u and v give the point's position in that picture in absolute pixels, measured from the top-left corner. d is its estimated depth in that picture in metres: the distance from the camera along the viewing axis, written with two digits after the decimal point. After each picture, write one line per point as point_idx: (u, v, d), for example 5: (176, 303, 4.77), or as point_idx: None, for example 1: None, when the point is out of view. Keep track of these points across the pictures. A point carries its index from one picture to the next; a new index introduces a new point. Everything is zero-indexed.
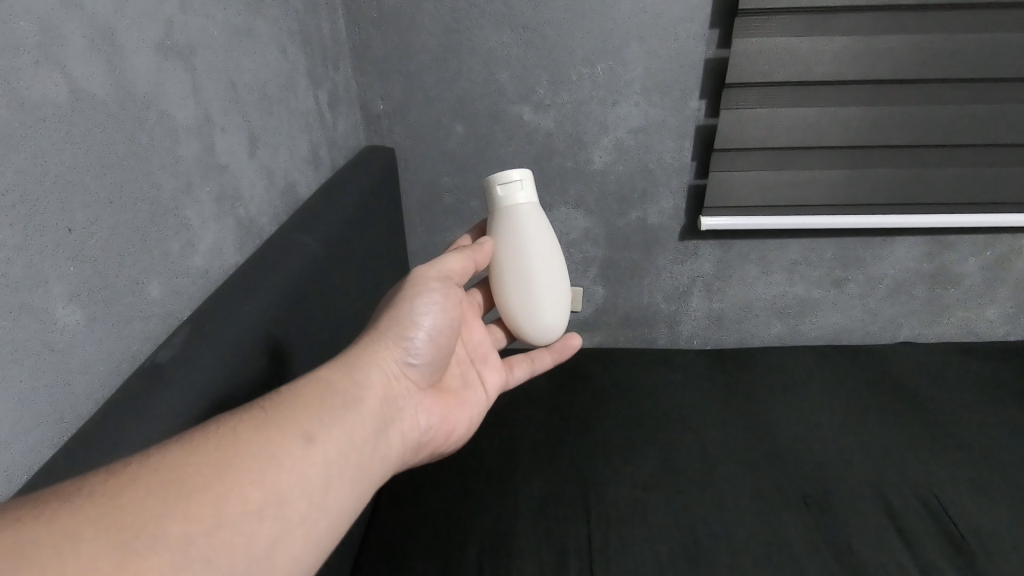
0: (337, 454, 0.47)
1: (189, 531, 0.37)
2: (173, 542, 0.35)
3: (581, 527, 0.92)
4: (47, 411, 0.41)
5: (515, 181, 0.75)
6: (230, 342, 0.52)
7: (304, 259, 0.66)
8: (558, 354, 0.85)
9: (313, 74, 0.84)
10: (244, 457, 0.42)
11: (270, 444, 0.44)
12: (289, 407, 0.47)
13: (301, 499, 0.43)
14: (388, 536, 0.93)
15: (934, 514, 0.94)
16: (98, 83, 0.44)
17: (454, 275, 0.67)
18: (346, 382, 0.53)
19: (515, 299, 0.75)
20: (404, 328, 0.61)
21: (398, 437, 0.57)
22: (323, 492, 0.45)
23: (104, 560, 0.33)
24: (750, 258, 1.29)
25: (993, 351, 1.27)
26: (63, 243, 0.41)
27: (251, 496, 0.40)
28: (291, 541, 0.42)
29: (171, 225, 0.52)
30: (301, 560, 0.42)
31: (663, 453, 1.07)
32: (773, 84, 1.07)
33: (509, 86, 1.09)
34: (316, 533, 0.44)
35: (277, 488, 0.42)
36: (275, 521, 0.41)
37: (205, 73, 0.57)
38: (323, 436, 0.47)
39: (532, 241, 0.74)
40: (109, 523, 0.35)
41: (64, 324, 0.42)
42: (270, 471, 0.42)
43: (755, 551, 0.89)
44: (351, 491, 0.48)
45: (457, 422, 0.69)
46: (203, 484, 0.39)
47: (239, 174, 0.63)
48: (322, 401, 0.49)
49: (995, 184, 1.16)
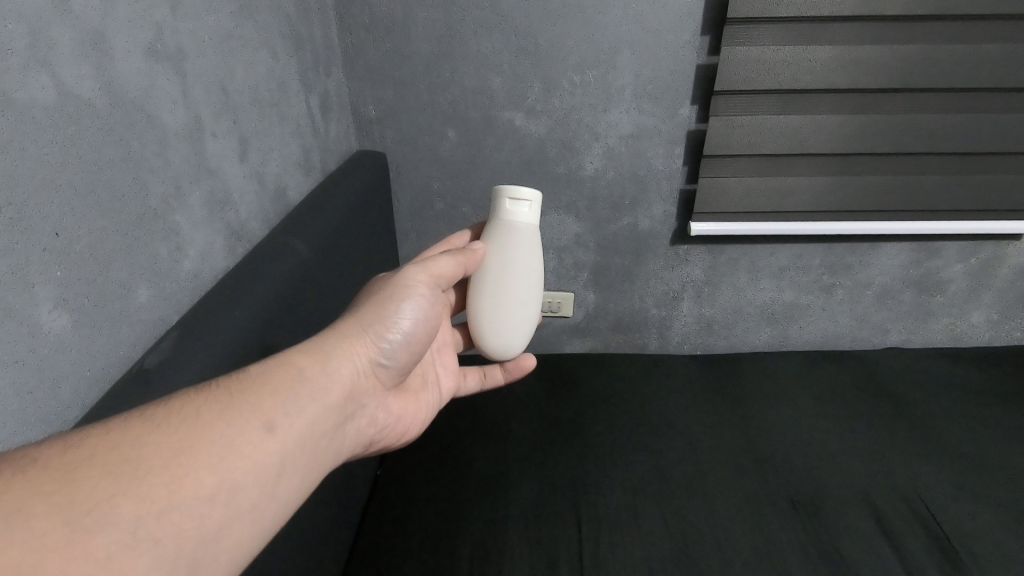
0: (295, 445, 0.49)
1: (141, 510, 0.38)
2: (124, 521, 0.36)
3: (572, 529, 0.86)
4: (39, 412, 0.43)
5: (524, 200, 0.74)
6: (217, 346, 0.55)
7: (295, 262, 0.71)
8: (509, 373, 0.89)
9: (303, 80, 0.90)
10: (205, 441, 0.43)
11: (231, 431, 0.45)
12: (259, 394, 0.48)
13: (253, 487, 0.44)
14: (373, 544, 0.86)
15: (921, 516, 0.88)
16: (90, 86, 0.47)
17: (443, 280, 0.70)
18: (319, 374, 0.54)
19: (488, 314, 0.75)
20: (386, 327, 0.62)
21: (353, 429, 0.59)
22: (274, 482, 0.47)
23: (53, 534, 0.34)
24: (740, 265, 1.27)
25: (978, 356, 1.28)
26: (49, 246, 0.44)
27: (205, 481, 0.41)
28: (236, 528, 0.43)
29: (160, 229, 0.56)
30: (242, 544, 0.44)
31: (653, 457, 1.01)
32: (760, 92, 1.03)
33: (501, 92, 1.09)
34: (261, 521, 0.46)
35: (230, 476, 0.43)
36: (225, 507, 0.42)
37: (193, 81, 0.62)
38: (286, 428, 0.48)
39: (520, 261, 0.74)
40: (58, 500, 0.35)
41: (49, 328, 0.44)
42: (228, 457, 0.44)
43: (740, 553, 0.83)
44: (299, 482, 0.49)
45: (410, 419, 0.72)
46: (161, 464, 0.40)
47: (227, 175, 0.69)
48: (292, 392, 0.50)
49: (991, 193, 1.14)
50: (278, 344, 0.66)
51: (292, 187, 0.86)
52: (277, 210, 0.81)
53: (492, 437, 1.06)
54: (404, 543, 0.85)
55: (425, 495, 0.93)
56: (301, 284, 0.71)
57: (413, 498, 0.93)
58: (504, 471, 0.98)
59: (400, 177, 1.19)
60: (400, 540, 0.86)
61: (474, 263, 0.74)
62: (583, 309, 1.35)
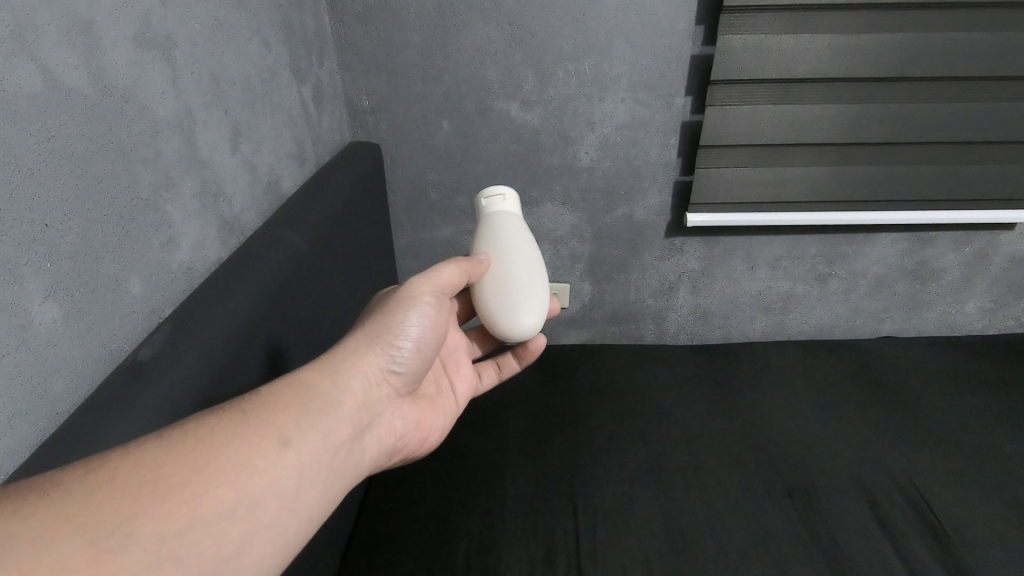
0: (311, 458, 0.49)
1: (163, 529, 0.38)
2: (144, 541, 0.37)
3: (569, 522, 0.86)
4: (18, 417, 0.42)
5: (498, 196, 0.82)
6: (208, 349, 0.54)
7: (290, 254, 0.70)
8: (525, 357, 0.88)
9: (295, 70, 0.89)
10: (222, 458, 0.43)
11: (247, 446, 0.45)
12: (270, 410, 0.49)
13: (271, 502, 0.44)
14: (371, 538, 0.86)
15: (917, 507, 0.88)
16: (78, 76, 0.47)
17: (449, 289, 0.69)
18: (331, 387, 0.55)
19: (490, 291, 0.72)
20: (393, 336, 0.63)
21: (371, 441, 0.59)
22: (295, 495, 0.46)
23: (78, 556, 0.34)
24: (735, 255, 1.27)
25: (971, 344, 1.29)
26: (39, 238, 0.43)
27: (224, 498, 0.42)
28: (258, 543, 0.43)
29: (151, 220, 0.56)
30: (266, 560, 0.43)
31: (649, 446, 1.01)
32: (757, 81, 1.03)
33: (496, 81, 1.08)
34: (284, 535, 0.45)
35: (248, 491, 0.43)
36: (246, 522, 0.42)
37: (184, 70, 0.61)
38: (301, 441, 0.48)
39: (514, 237, 0.77)
40: (81, 522, 0.36)
41: (39, 322, 0.43)
42: (246, 475, 0.44)
43: (737, 541, 0.84)
44: (321, 495, 0.49)
45: (430, 428, 0.72)
46: (179, 484, 0.40)
47: (218, 167, 0.68)
48: (302, 405, 0.51)
49: (987, 182, 1.14)
50: (268, 347, 0.64)
51: (286, 178, 0.85)
52: (271, 202, 0.81)
53: (490, 427, 1.06)
54: (401, 535, 0.86)
55: (421, 486, 0.94)
56: (294, 278, 0.71)
57: (410, 490, 0.93)
58: (501, 461, 0.98)
59: (395, 168, 1.18)
60: (399, 532, 0.86)
61: (477, 272, 0.73)
62: (579, 300, 1.34)
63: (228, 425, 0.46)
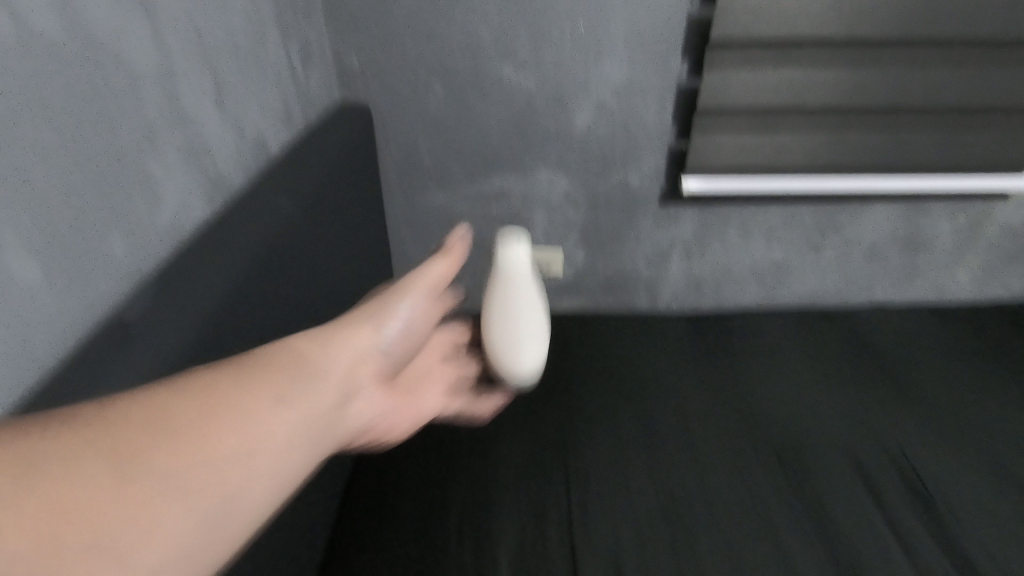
0: (303, 416, 0.48)
1: (173, 464, 0.37)
2: (155, 471, 0.35)
3: (562, 485, 0.87)
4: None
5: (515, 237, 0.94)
6: (197, 311, 0.52)
7: (280, 217, 0.68)
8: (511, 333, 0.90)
9: (281, 25, 0.86)
10: (222, 405, 0.42)
11: (245, 397, 0.44)
12: (267, 368, 0.48)
13: (268, 451, 0.43)
14: (365, 502, 0.87)
15: (904, 473, 0.90)
16: (51, 22, 0.45)
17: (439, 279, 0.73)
18: (321, 353, 0.54)
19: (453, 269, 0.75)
20: (383, 315, 0.64)
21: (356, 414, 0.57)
22: (288, 449, 0.45)
23: (99, 476, 0.33)
24: (731, 224, 1.26)
25: (961, 312, 1.30)
26: (16, 189, 0.42)
27: (225, 439, 0.40)
28: (253, 489, 0.41)
29: (134, 175, 0.54)
30: (259, 509, 0.41)
31: (642, 413, 1.02)
32: (757, 44, 1.00)
33: (489, 41, 1.05)
34: (274, 488, 0.43)
35: (250, 437, 0.42)
36: (244, 468, 0.41)
37: (165, 21, 0.58)
38: (294, 398, 0.48)
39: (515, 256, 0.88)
40: (100, 446, 0.35)
41: (20, 276, 0.42)
42: (249, 420, 0.43)
43: (727, 504, 0.85)
44: (309, 456, 0.48)
45: (404, 420, 0.71)
46: (186, 425, 0.39)
47: (203, 124, 0.65)
48: (295, 365, 0.50)
49: (984, 150, 1.13)
50: (261, 312, 0.62)
51: (272, 138, 0.82)
52: (258, 163, 0.78)
53: None
54: (395, 501, 0.86)
55: (415, 453, 0.94)
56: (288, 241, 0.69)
57: (404, 457, 0.94)
58: (494, 426, 0.99)
59: (386, 131, 1.15)
60: (393, 496, 0.87)
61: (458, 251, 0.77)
62: (573, 269, 1.33)
63: (229, 373, 0.45)
